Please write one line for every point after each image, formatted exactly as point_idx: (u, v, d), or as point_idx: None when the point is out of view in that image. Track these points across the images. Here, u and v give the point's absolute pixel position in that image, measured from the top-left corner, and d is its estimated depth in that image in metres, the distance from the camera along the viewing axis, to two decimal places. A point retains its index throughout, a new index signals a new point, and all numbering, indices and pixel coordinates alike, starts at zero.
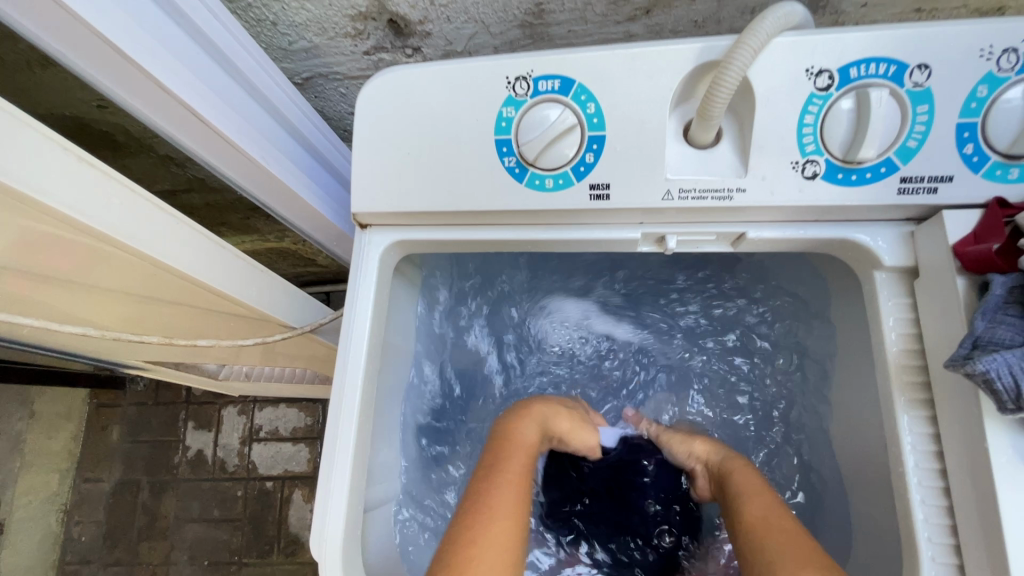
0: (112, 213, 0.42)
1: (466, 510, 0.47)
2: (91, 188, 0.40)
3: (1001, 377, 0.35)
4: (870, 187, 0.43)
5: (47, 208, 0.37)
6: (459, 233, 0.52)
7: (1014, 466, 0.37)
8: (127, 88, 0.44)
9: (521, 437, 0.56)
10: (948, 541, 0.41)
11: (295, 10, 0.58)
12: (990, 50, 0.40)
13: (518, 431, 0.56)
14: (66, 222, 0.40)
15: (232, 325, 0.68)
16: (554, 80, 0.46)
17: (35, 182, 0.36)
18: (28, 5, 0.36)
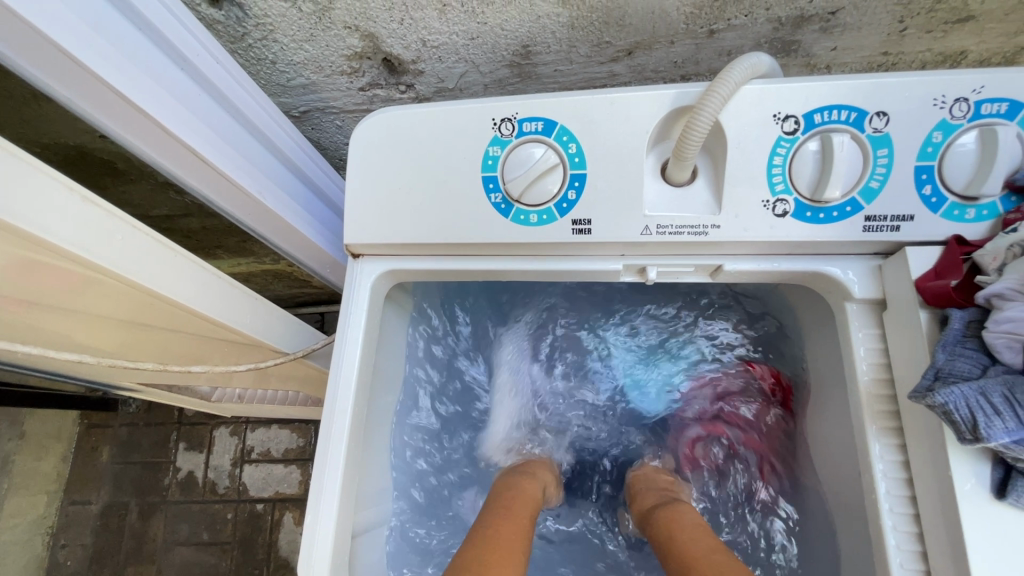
0: (112, 248, 0.44)
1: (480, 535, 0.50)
2: (93, 225, 0.42)
3: (959, 410, 0.36)
4: (837, 224, 0.46)
5: (50, 246, 0.39)
6: (448, 264, 0.54)
7: (978, 493, 0.39)
8: (134, 132, 0.47)
9: (528, 486, 0.61)
10: (919, 567, 0.42)
11: (293, 51, 0.60)
12: (944, 99, 0.43)
13: (521, 484, 0.61)
14: (67, 256, 0.42)
15: (226, 349, 0.70)
16: (537, 122, 0.49)
17: (40, 224, 0.38)
18: (44, 61, 0.39)
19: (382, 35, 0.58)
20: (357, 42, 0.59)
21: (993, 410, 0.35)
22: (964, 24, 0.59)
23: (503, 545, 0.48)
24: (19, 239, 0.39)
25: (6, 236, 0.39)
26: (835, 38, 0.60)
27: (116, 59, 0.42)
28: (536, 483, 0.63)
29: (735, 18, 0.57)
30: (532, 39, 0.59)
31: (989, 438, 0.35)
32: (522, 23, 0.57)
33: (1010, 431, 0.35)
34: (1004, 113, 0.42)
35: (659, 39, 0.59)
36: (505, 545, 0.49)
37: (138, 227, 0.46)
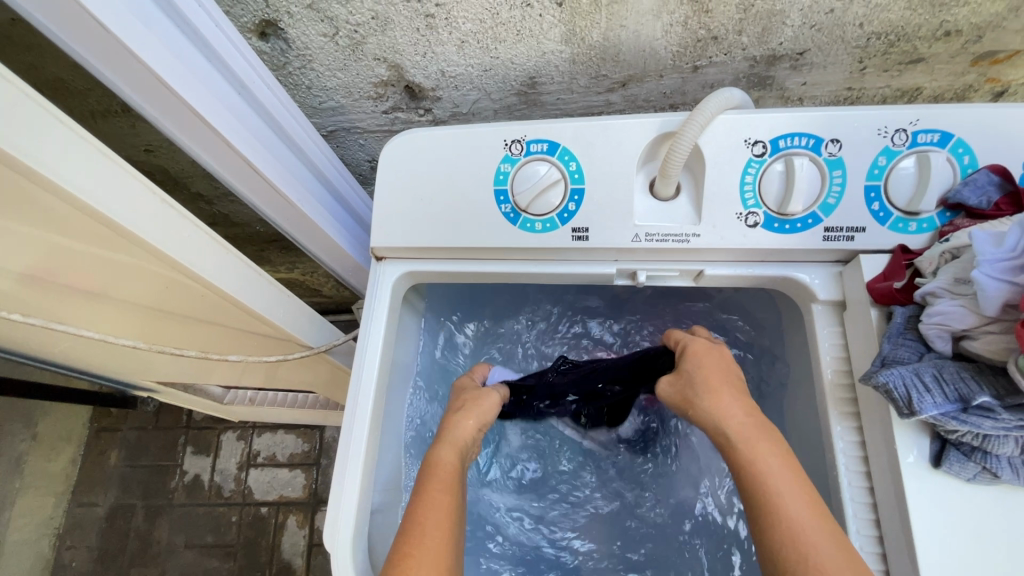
0: (159, 227, 0.50)
1: (404, 534, 0.49)
2: (144, 206, 0.48)
3: (897, 388, 0.43)
4: (801, 234, 0.53)
5: (104, 216, 0.45)
6: (463, 266, 0.61)
7: (919, 465, 0.45)
8: (195, 138, 0.54)
9: (441, 461, 0.55)
10: (874, 533, 0.48)
11: (327, 78, 0.68)
12: (887, 130, 0.51)
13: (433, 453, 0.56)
14: (120, 231, 0.48)
15: (254, 344, 0.76)
16: (543, 143, 0.56)
17: (97, 193, 0.44)
18: (126, 70, 0.47)
19: (406, 66, 0.66)
20: (384, 71, 0.67)
21: (924, 387, 0.42)
22: (916, 65, 0.67)
23: (417, 552, 0.47)
24: (110, 231, 0.48)
25: (100, 228, 0.48)
26: (804, 74, 0.69)
27: (194, 85, 0.51)
28: (450, 451, 0.56)
29: (716, 56, 0.65)
30: (538, 71, 0.67)
31: (922, 411, 0.42)
32: (530, 57, 0.65)
33: (938, 405, 0.41)
34: (937, 142, 0.50)
35: (650, 73, 0.68)
36: (419, 548, 0.48)
37: (200, 228, 0.55)
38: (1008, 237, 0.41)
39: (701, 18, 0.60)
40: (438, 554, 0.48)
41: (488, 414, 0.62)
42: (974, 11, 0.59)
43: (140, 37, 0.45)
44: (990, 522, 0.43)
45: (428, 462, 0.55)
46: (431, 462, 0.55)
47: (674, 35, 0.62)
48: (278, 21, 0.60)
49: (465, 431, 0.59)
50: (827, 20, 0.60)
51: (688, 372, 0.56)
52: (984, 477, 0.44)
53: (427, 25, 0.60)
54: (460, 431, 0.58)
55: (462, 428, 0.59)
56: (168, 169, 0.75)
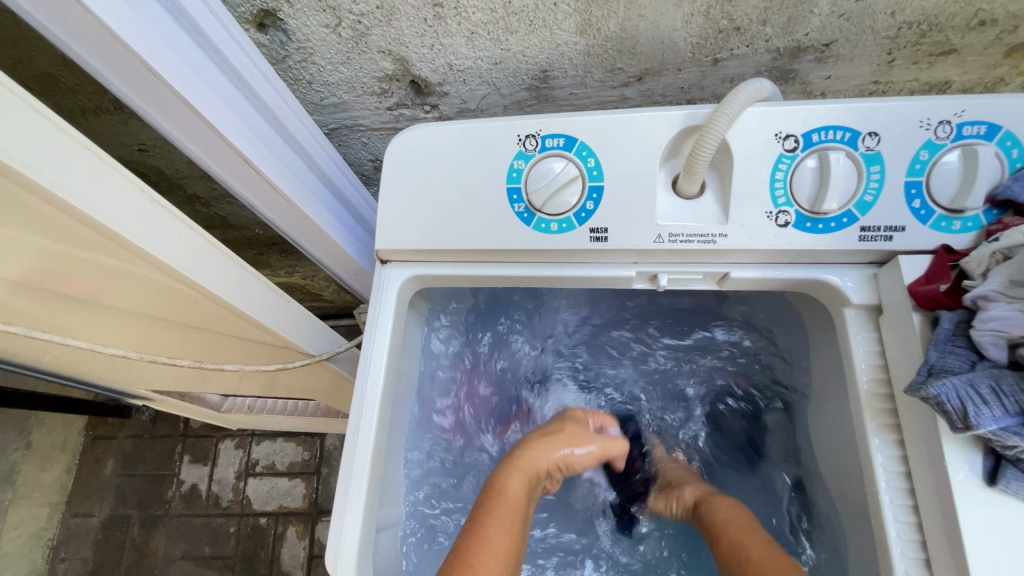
0: (150, 230, 0.47)
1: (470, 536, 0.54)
2: (135, 208, 0.45)
3: (950, 400, 0.39)
4: (835, 234, 0.49)
5: (92, 220, 0.42)
6: (473, 269, 0.58)
7: (971, 482, 0.41)
8: (190, 135, 0.51)
9: (507, 487, 0.59)
10: (919, 555, 0.44)
11: (329, 72, 0.65)
12: (929, 121, 0.47)
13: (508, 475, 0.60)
14: (109, 236, 0.44)
15: (253, 352, 0.73)
16: (558, 138, 0.53)
17: (85, 199, 0.41)
18: (116, 63, 0.43)
19: (412, 59, 0.63)
20: (389, 65, 0.64)
21: (981, 399, 0.39)
22: (947, 56, 0.64)
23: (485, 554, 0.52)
24: (94, 233, 0.44)
25: (84, 229, 0.44)
26: (829, 67, 0.66)
27: (190, 79, 0.47)
28: (517, 480, 0.59)
29: (738, 48, 0.62)
30: (551, 64, 0.64)
31: (979, 425, 0.38)
32: (543, 50, 0.62)
33: (996, 418, 0.38)
34: (983, 134, 0.47)
35: (667, 66, 0.64)
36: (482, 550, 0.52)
37: (193, 229, 0.51)
38: None
39: (724, 7, 0.56)
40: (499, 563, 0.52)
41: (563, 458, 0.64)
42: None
43: (129, 23, 0.41)
44: None
45: (495, 487, 0.59)
46: (495, 487, 0.59)
47: (694, 26, 0.59)
48: (278, 11, 0.57)
49: (539, 459, 0.62)
50: (857, 8, 0.57)
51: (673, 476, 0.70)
52: None
53: (435, 15, 0.57)
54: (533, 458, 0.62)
55: (535, 458, 0.62)
56: (162, 170, 0.71)
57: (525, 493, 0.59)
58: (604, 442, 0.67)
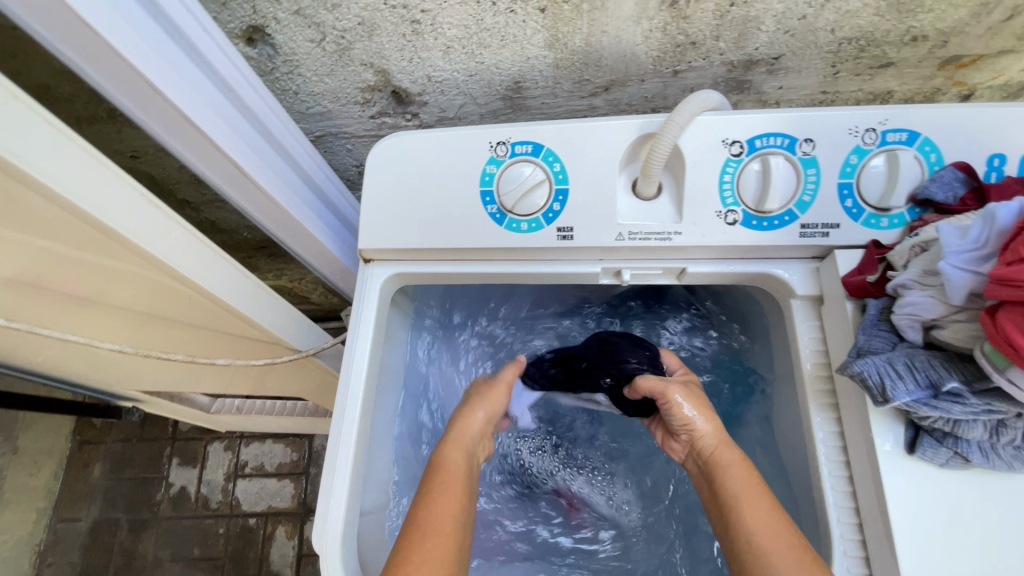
0: (152, 232, 0.51)
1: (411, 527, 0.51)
2: (138, 212, 0.49)
3: (871, 376, 0.44)
4: (778, 231, 0.54)
5: (98, 222, 0.46)
6: (451, 267, 0.62)
7: (895, 452, 0.46)
8: (186, 144, 0.55)
9: (446, 460, 0.58)
10: (853, 521, 0.49)
11: (315, 83, 0.69)
12: (857, 129, 0.53)
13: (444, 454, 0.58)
14: (112, 236, 0.48)
15: (243, 348, 0.76)
16: (527, 145, 0.58)
17: (92, 202, 0.44)
18: (120, 78, 0.47)
19: (393, 71, 0.67)
20: (371, 76, 0.68)
21: (896, 375, 0.43)
22: (886, 69, 0.70)
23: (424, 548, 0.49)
24: (98, 233, 0.48)
25: (88, 230, 0.48)
26: (779, 79, 0.71)
27: (186, 93, 0.51)
28: (455, 451, 0.59)
29: (695, 61, 0.67)
30: (523, 76, 0.69)
31: (894, 398, 0.43)
32: (515, 62, 0.66)
33: (910, 392, 0.43)
34: (905, 141, 0.52)
35: (631, 77, 0.69)
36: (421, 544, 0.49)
37: (189, 231, 0.55)
38: (973, 229, 0.42)
39: (679, 24, 0.61)
40: (453, 536, 0.51)
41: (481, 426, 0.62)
42: (938, 18, 0.62)
43: (131, 42, 0.45)
44: (964, 506, 0.45)
45: (437, 461, 0.58)
46: (436, 462, 0.58)
47: (654, 41, 0.64)
48: (266, 27, 0.61)
49: (470, 426, 0.61)
50: (800, 26, 0.63)
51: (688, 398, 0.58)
52: (956, 461, 0.45)
53: (413, 31, 0.62)
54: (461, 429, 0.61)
55: (466, 429, 0.61)
56: (155, 176, 0.75)
57: (464, 463, 0.58)
58: (491, 402, 0.64)
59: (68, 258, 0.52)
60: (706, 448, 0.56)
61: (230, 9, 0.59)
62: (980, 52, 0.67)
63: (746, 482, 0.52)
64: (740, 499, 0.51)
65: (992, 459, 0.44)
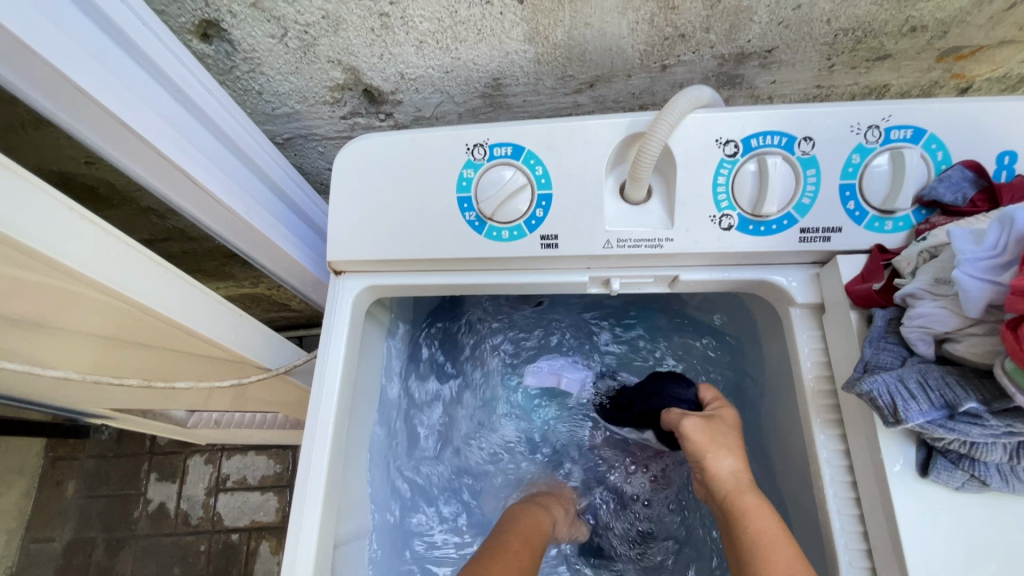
0: (87, 251, 0.45)
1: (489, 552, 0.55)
2: (68, 230, 0.44)
3: (882, 395, 0.41)
4: (776, 236, 0.51)
5: (19, 245, 0.40)
6: (427, 278, 0.58)
7: (906, 474, 0.43)
8: (128, 154, 0.50)
9: (521, 513, 0.64)
10: (862, 546, 0.46)
11: (278, 82, 0.64)
12: (859, 126, 0.49)
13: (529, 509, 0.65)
14: (39, 259, 0.43)
15: (208, 367, 0.71)
16: (506, 147, 0.54)
17: (11, 221, 0.39)
18: (42, 83, 0.42)
19: (362, 68, 0.63)
20: (339, 74, 0.63)
21: (909, 394, 0.40)
22: (883, 61, 0.67)
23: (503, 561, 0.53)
24: (23, 256, 0.43)
25: (8, 252, 0.42)
26: (773, 72, 0.68)
27: (124, 96, 0.46)
28: (535, 507, 0.65)
29: (685, 54, 0.63)
30: (502, 72, 0.64)
31: (907, 419, 0.39)
32: (493, 58, 0.62)
33: (924, 413, 0.39)
34: (910, 138, 0.49)
35: (618, 73, 0.65)
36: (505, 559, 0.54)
37: (132, 246, 0.50)
38: (988, 235, 0.39)
39: (668, 15, 0.58)
40: (528, 553, 0.57)
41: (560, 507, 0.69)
42: (939, 7, 0.59)
43: (50, 39, 0.40)
44: (982, 532, 0.41)
45: (515, 512, 0.64)
46: (514, 514, 0.64)
47: (640, 33, 0.60)
48: (221, 22, 0.56)
49: (547, 502, 0.68)
50: (795, 16, 0.59)
51: (708, 431, 0.55)
52: (972, 484, 0.41)
53: (382, 25, 0.57)
54: (549, 503, 0.68)
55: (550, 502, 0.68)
56: (110, 183, 0.70)
57: (538, 520, 0.63)
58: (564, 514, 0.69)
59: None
60: (724, 484, 0.52)
61: (178, 1, 0.54)
62: (981, 43, 0.64)
63: (767, 525, 0.48)
64: (761, 539, 0.47)
65: (1012, 482, 0.41)
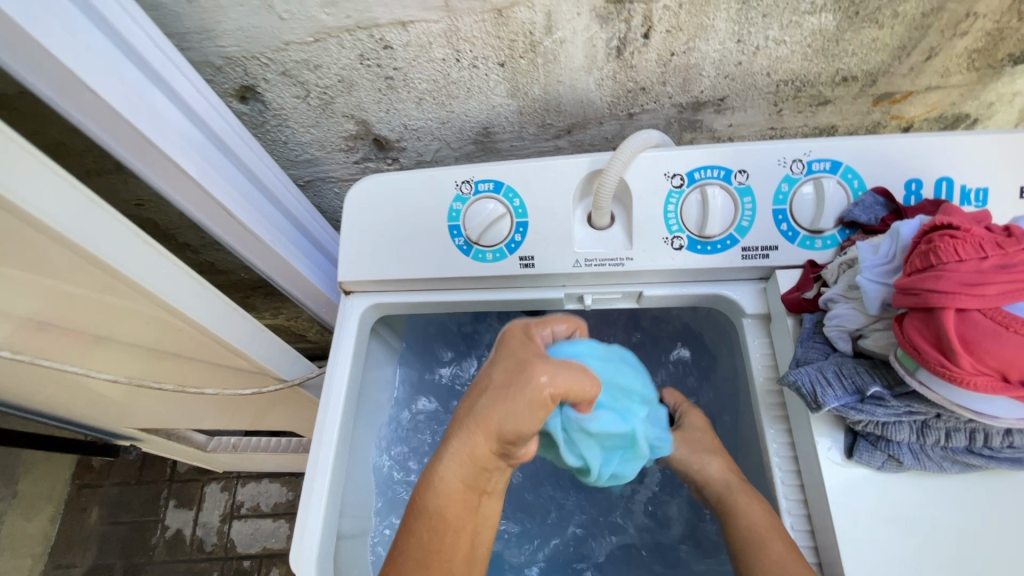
0: (146, 270, 0.56)
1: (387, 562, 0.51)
2: (137, 252, 0.55)
3: (804, 385, 0.47)
4: (721, 254, 0.59)
5: (97, 258, 0.51)
6: (426, 296, 0.66)
7: (833, 456, 0.48)
8: (183, 193, 0.61)
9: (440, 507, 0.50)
10: (805, 528, 0.51)
11: (302, 134, 0.76)
12: (785, 160, 0.57)
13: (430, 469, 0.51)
14: (108, 270, 0.53)
15: (232, 379, 0.79)
16: (489, 183, 0.63)
17: (93, 242, 0.51)
18: (124, 137, 0.54)
19: (372, 121, 0.74)
20: (353, 126, 0.75)
21: (826, 382, 0.46)
22: (825, 106, 0.76)
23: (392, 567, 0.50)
24: (97, 269, 0.54)
25: (82, 263, 0.53)
26: (728, 117, 0.77)
27: (183, 148, 0.58)
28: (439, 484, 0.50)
29: (647, 104, 0.73)
30: (491, 122, 0.75)
31: (825, 403, 0.46)
32: (481, 111, 0.73)
33: (838, 397, 0.46)
34: (829, 169, 0.57)
35: (590, 120, 0.76)
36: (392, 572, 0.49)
37: (182, 268, 0.60)
38: (883, 245, 0.47)
39: (628, 72, 0.68)
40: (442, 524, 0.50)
41: (540, 396, 0.47)
42: (863, 60, 0.68)
43: (131, 105, 0.52)
44: (903, 507, 0.46)
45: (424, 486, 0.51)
46: (420, 505, 0.50)
47: (606, 88, 0.70)
48: (256, 87, 0.68)
49: (476, 447, 0.48)
50: (738, 71, 0.69)
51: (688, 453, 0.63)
52: (891, 464, 0.47)
53: (388, 86, 0.69)
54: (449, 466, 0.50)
55: (502, 418, 0.47)
56: (156, 222, 0.82)
57: (465, 494, 0.50)
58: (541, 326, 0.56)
59: (67, 294, 0.57)
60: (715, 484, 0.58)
61: (224, 73, 0.66)
62: (909, 89, 0.73)
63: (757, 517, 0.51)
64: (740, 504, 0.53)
65: (923, 460, 0.46)
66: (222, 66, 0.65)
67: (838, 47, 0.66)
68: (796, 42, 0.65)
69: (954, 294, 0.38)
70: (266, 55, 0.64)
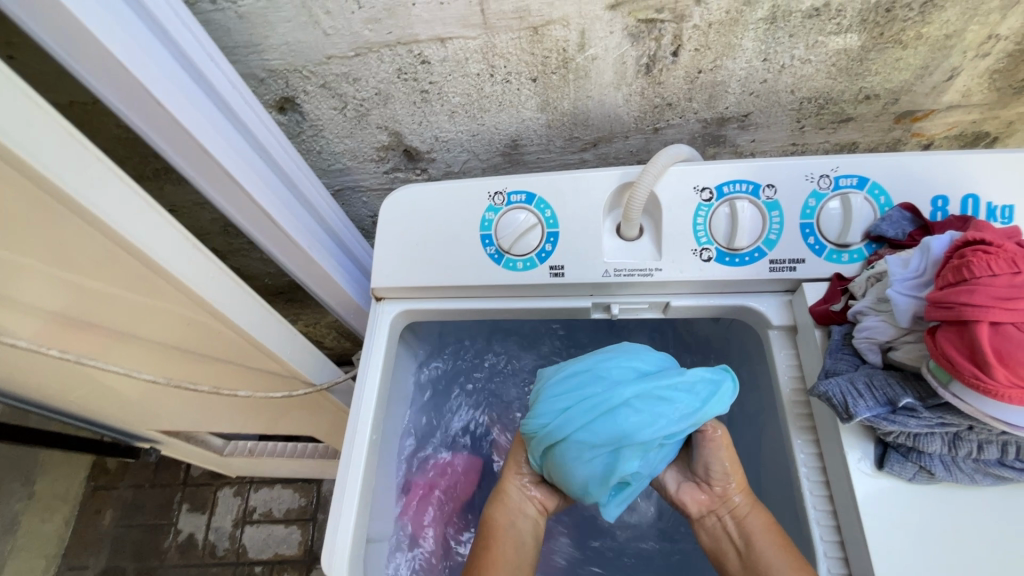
0: (192, 273, 0.58)
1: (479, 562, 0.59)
2: (185, 255, 0.57)
3: (835, 396, 0.48)
4: (749, 266, 0.60)
5: (149, 259, 0.53)
6: (456, 303, 0.68)
7: (864, 467, 0.49)
8: (228, 199, 0.63)
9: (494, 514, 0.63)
10: (835, 539, 0.51)
11: (336, 144, 0.78)
12: (812, 175, 0.59)
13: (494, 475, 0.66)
14: (158, 271, 0.55)
15: (261, 382, 0.81)
16: (521, 194, 0.65)
17: (149, 245, 0.53)
18: (178, 145, 0.56)
19: (404, 133, 0.76)
20: (385, 137, 0.77)
21: (858, 393, 0.47)
22: (847, 123, 0.78)
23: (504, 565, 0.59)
24: (148, 270, 0.56)
25: (133, 265, 0.55)
26: (751, 132, 0.79)
27: (232, 156, 0.60)
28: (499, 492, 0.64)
29: (672, 119, 0.75)
30: (520, 135, 0.77)
31: (857, 413, 0.47)
32: (511, 124, 0.75)
33: (870, 408, 0.47)
34: (856, 184, 0.58)
35: (617, 134, 0.78)
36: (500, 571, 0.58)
37: (222, 269, 0.62)
38: (912, 260, 0.48)
39: (655, 89, 0.70)
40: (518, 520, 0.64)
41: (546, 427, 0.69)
42: (886, 79, 0.70)
43: (189, 114, 0.54)
44: (934, 519, 0.47)
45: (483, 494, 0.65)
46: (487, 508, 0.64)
47: (634, 103, 0.72)
48: (296, 98, 0.71)
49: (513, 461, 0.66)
50: (763, 88, 0.71)
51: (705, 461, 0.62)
52: (922, 476, 0.47)
53: (422, 99, 0.71)
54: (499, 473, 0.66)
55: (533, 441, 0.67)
56: (191, 227, 0.85)
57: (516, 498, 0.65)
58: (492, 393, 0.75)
59: (113, 294, 0.59)
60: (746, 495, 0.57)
61: (266, 84, 0.69)
62: (930, 107, 0.75)
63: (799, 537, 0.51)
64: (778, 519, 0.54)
65: (954, 471, 0.47)
66: (265, 77, 0.68)
67: (862, 66, 0.68)
68: (821, 61, 0.67)
69: (987, 307, 0.39)
70: (308, 68, 0.66)
